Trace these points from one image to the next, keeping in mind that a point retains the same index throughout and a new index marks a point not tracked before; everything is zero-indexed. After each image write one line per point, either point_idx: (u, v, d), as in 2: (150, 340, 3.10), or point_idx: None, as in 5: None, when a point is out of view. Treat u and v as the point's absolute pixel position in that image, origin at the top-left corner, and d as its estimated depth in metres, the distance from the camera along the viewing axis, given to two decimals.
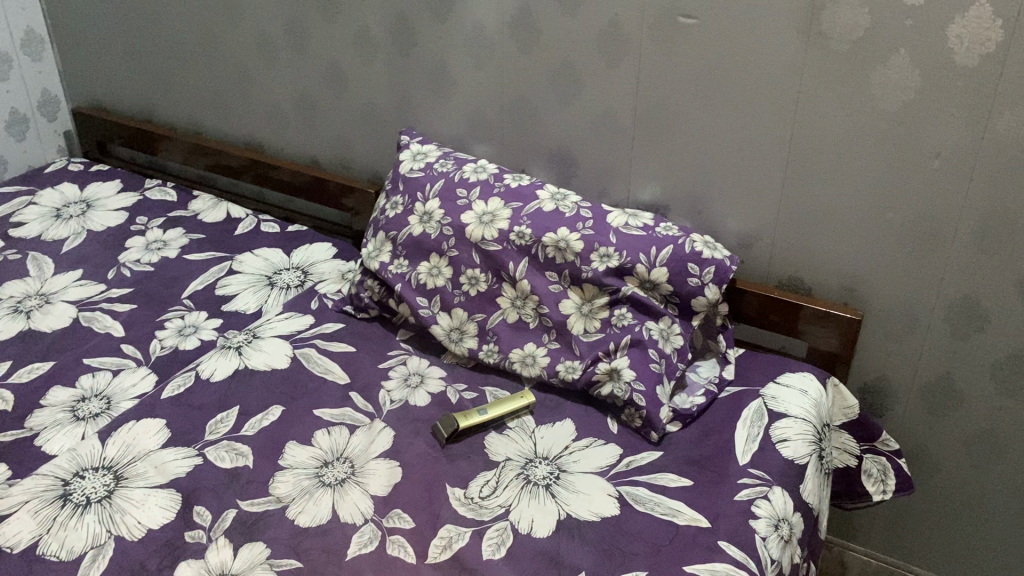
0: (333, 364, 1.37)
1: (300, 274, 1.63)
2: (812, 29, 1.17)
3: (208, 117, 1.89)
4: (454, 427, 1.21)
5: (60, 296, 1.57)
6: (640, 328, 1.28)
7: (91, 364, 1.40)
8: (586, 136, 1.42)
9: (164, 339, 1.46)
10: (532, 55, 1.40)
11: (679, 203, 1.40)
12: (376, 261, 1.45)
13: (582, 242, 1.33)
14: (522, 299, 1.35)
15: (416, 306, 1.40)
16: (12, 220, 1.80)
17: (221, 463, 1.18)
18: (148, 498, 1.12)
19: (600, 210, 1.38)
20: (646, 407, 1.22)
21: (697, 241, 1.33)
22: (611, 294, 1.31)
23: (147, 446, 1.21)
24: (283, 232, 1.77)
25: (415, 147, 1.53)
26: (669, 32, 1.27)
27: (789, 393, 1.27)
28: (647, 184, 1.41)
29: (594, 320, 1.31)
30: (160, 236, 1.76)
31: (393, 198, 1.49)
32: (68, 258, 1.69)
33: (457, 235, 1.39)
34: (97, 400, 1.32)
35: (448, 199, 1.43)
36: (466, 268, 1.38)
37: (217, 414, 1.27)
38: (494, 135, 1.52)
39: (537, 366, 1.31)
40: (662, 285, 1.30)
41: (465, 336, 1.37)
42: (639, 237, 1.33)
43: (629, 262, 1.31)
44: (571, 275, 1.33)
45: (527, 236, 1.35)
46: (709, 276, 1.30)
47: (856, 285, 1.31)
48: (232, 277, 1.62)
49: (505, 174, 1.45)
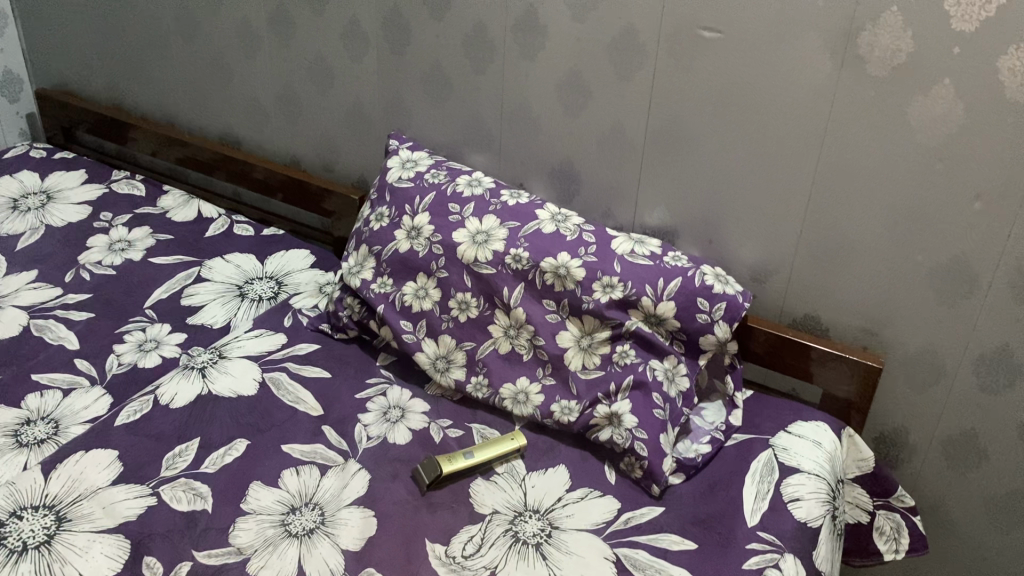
0: (306, 392, 1.26)
1: (274, 285, 1.51)
2: (847, 50, 1.06)
3: (181, 107, 1.75)
4: (435, 473, 1.11)
5: (11, 299, 1.44)
6: (642, 367, 1.17)
7: (40, 380, 1.28)
8: (591, 152, 1.31)
9: (122, 355, 1.33)
10: (535, 61, 1.28)
11: (688, 230, 1.29)
12: (358, 278, 1.34)
13: (584, 269, 1.22)
14: (516, 329, 1.24)
15: (399, 330, 1.28)
16: None
17: (177, 505, 1.07)
18: (92, 546, 1.01)
19: (604, 234, 1.27)
20: (648, 458, 1.12)
21: (709, 273, 1.22)
22: (614, 328, 1.20)
23: (95, 482, 1.09)
24: (258, 236, 1.65)
25: (404, 154, 1.41)
26: (687, 45, 1.16)
27: (801, 445, 1.17)
28: (654, 208, 1.30)
29: (594, 355, 1.20)
30: (124, 235, 1.63)
31: (378, 209, 1.37)
32: (23, 256, 1.56)
33: (447, 255, 1.27)
34: (42, 423, 1.20)
35: (439, 214, 1.31)
36: (456, 291, 1.26)
37: (175, 446, 1.15)
38: (490, 146, 1.40)
39: (529, 404, 1.20)
40: (669, 321, 1.20)
41: (452, 365, 1.26)
42: (645, 266, 1.22)
43: (634, 294, 1.20)
44: (570, 305, 1.22)
45: (524, 260, 1.24)
46: (720, 312, 1.19)
47: (878, 329, 1.21)
48: (200, 286, 1.50)
49: (501, 188, 1.34)
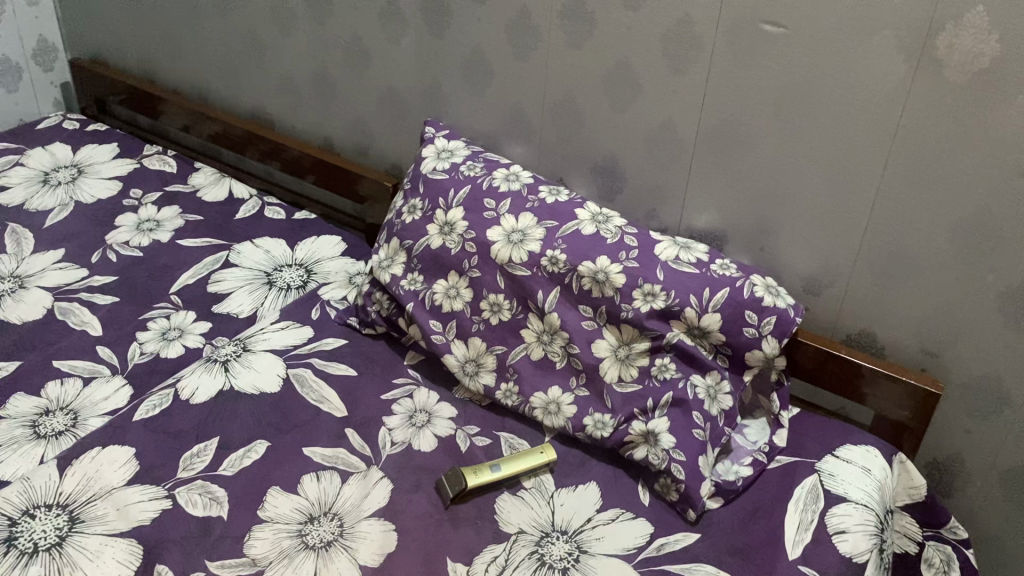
0: (330, 391, 1.21)
1: (303, 273, 1.46)
2: (924, 51, 0.96)
3: (215, 83, 1.70)
4: (461, 487, 1.06)
5: (36, 280, 1.41)
6: (682, 384, 1.11)
7: (61, 368, 1.25)
8: (637, 149, 1.23)
9: (145, 344, 1.30)
10: (581, 50, 1.20)
11: (738, 235, 1.21)
12: (388, 273, 1.28)
13: (624, 275, 1.15)
14: (550, 335, 1.18)
15: (428, 330, 1.22)
16: None
17: (193, 510, 1.03)
18: (104, 550, 0.97)
19: (647, 238, 1.19)
20: (685, 481, 1.05)
21: (758, 284, 1.15)
22: (654, 339, 1.13)
23: (110, 482, 1.05)
24: (289, 220, 1.60)
25: (441, 144, 1.35)
26: (747, 39, 1.07)
27: (849, 472, 1.10)
28: (702, 210, 1.22)
29: (631, 367, 1.14)
30: (153, 215, 1.59)
31: (411, 201, 1.31)
32: (51, 234, 1.53)
33: (481, 253, 1.21)
34: (61, 414, 1.17)
35: (473, 210, 1.25)
36: (488, 292, 1.21)
37: (194, 445, 1.11)
38: (531, 137, 1.33)
39: (561, 416, 1.15)
40: (713, 334, 1.13)
41: (482, 370, 1.20)
42: (690, 275, 1.15)
43: (677, 305, 1.13)
44: (608, 313, 1.15)
45: (562, 262, 1.17)
46: (769, 327, 1.12)
47: (939, 351, 1.12)
48: (227, 271, 1.46)
49: (540, 184, 1.27)
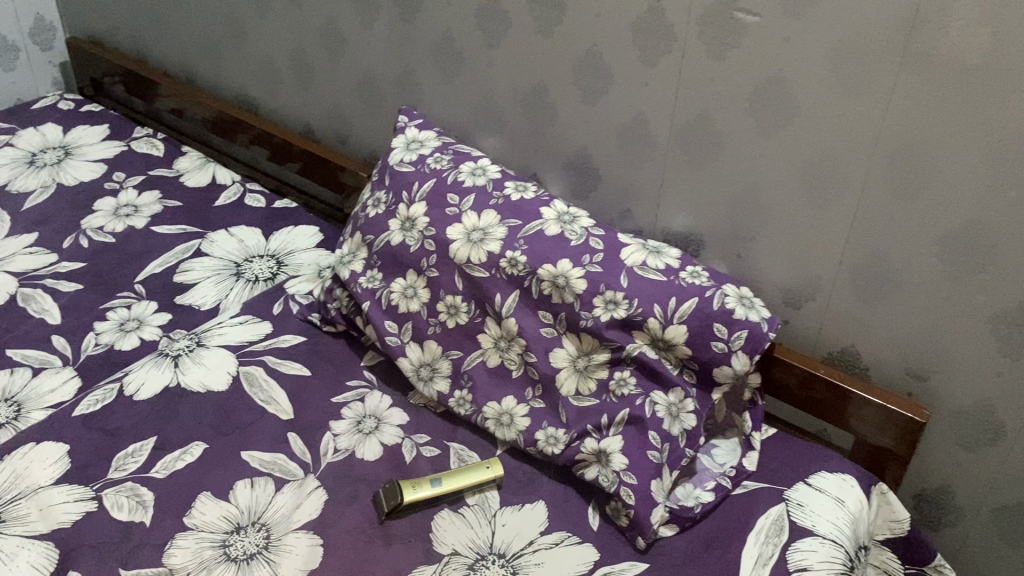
0: (279, 392, 1.16)
1: (274, 265, 1.41)
2: (908, 45, 0.86)
3: (201, 65, 1.66)
4: (396, 501, 1.00)
5: (4, 264, 1.39)
6: (641, 401, 1.03)
7: (13, 357, 1.22)
8: (609, 145, 1.15)
9: (101, 335, 1.26)
10: (550, 37, 1.12)
11: (714, 240, 1.12)
12: (348, 269, 1.22)
13: (586, 280, 1.07)
14: (507, 341, 1.11)
15: (383, 332, 1.17)
16: None
17: (117, 513, 0.99)
18: (19, 553, 0.94)
19: (615, 240, 1.11)
20: (634, 507, 0.97)
21: (730, 295, 1.06)
22: (614, 351, 1.05)
23: (37, 480, 1.02)
24: (268, 208, 1.55)
25: (411, 134, 1.28)
26: (720, 28, 0.97)
27: (820, 503, 1.01)
28: (677, 213, 1.13)
29: (589, 380, 1.06)
30: (132, 200, 1.56)
31: (377, 194, 1.25)
32: (28, 217, 1.51)
33: (439, 252, 1.15)
34: (5, 406, 1.14)
35: (435, 205, 1.18)
36: (445, 293, 1.14)
37: (130, 444, 1.08)
38: (503, 129, 1.25)
39: (513, 428, 1.08)
40: (679, 348, 1.05)
41: (436, 375, 1.14)
42: (656, 282, 1.06)
43: (640, 315, 1.05)
44: (567, 320, 1.08)
45: (521, 264, 1.10)
46: (740, 343, 1.04)
47: (926, 376, 1.03)
48: (197, 261, 1.42)
49: (507, 180, 1.19)
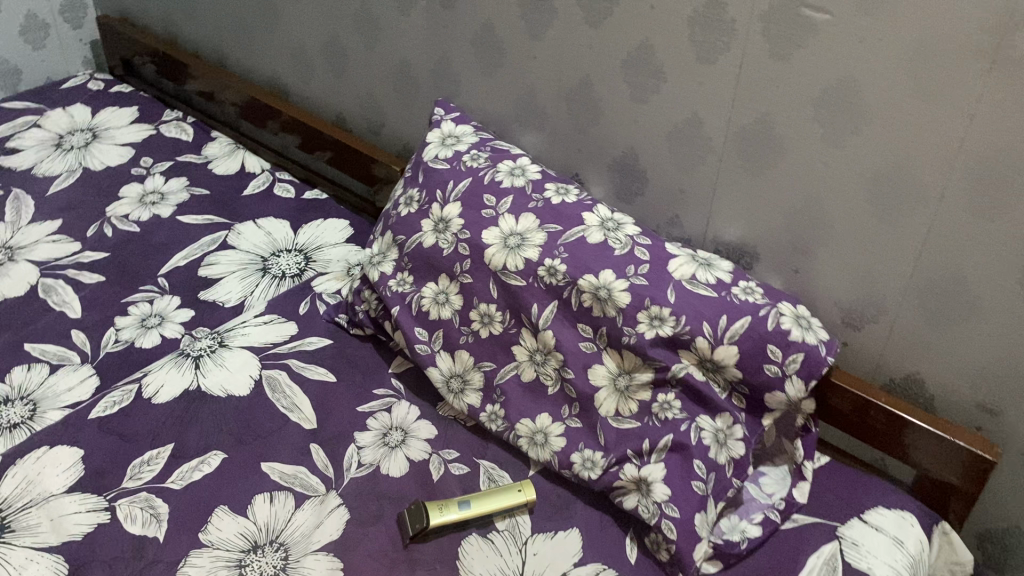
0: (303, 399, 1.11)
1: (302, 260, 1.36)
2: (1001, 50, 0.77)
3: (233, 47, 1.60)
4: (421, 525, 0.94)
5: (27, 253, 1.35)
6: (685, 426, 0.96)
7: (31, 351, 1.18)
8: (659, 148, 1.07)
9: (122, 331, 1.22)
10: (598, 30, 1.04)
11: (770, 253, 1.04)
12: (377, 270, 1.16)
13: (629, 294, 1.00)
14: (543, 355, 1.04)
15: (412, 339, 1.10)
16: (7, 145, 1.59)
17: (130, 526, 0.95)
18: (27, 566, 0.90)
19: (662, 251, 1.04)
20: (676, 542, 0.91)
21: (786, 314, 0.98)
22: (658, 371, 0.98)
23: (49, 488, 0.98)
24: (298, 199, 1.50)
25: (447, 129, 1.21)
26: (786, 26, 0.89)
27: (877, 542, 0.94)
28: (730, 222, 1.06)
29: (630, 401, 0.99)
30: (159, 187, 1.51)
31: (409, 191, 1.19)
32: (52, 203, 1.47)
33: (473, 257, 1.08)
34: (20, 404, 1.10)
35: (470, 206, 1.11)
36: (479, 301, 1.07)
37: (146, 452, 1.03)
38: (545, 125, 1.18)
39: (547, 449, 1.01)
40: (728, 369, 0.97)
41: (467, 388, 1.08)
42: (706, 297, 0.99)
43: (687, 333, 0.97)
44: (609, 336, 1.01)
45: (561, 274, 1.03)
46: (795, 367, 0.96)
47: (998, 410, 0.95)
48: (222, 254, 1.37)
49: (547, 181, 1.12)
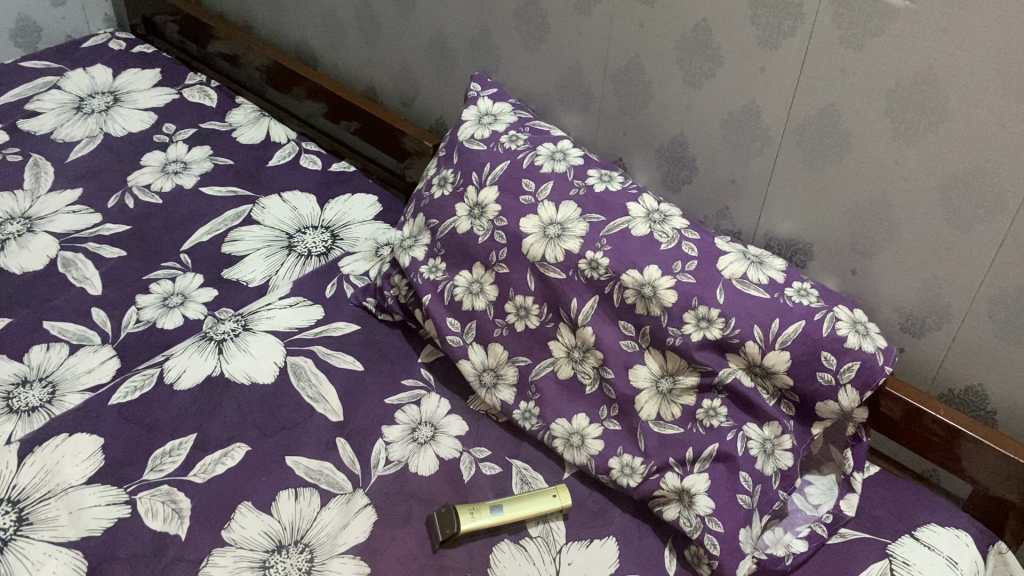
0: (329, 388, 1.07)
1: (328, 237, 1.31)
2: None
3: (259, 10, 1.54)
4: (451, 530, 0.91)
5: (46, 224, 1.31)
6: (732, 435, 0.91)
7: (51, 330, 1.15)
8: (711, 135, 1.00)
9: (143, 310, 1.18)
10: (651, 7, 0.97)
11: (826, 251, 0.98)
12: (408, 255, 1.11)
13: (676, 292, 0.94)
14: (582, 352, 0.99)
15: (443, 329, 1.05)
16: (27, 107, 1.54)
17: (152, 522, 0.91)
18: (46, 561, 0.88)
19: (711, 246, 0.98)
20: (719, 558, 0.87)
21: (843, 320, 0.93)
22: (704, 375, 0.93)
23: (69, 478, 0.95)
24: (325, 172, 1.44)
25: (484, 107, 1.15)
26: (860, 11, 0.82)
27: (930, 563, 0.89)
28: (784, 217, 1.00)
29: (673, 405, 0.94)
30: (182, 155, 1.46)
31: (443, 172, 1.13)
32: (73, 171, 1.42)
33: (510, 245, 1.02)
34: (39, 386, 1.07)
35: (508, 191, 1.05)
36: (515, 293, 1.02)
37: (168, 441, 0.99)
38: (588, 105, 1.12)
39: (584, 451, 0.97)
40: (779, 376, 0.92)
41: (500, 383, 1.03)
42: (757, 299, 0.93)
43: (737, 338, 0.92)
44: (652, 334, 0.95)
45: (604, 268, 0.97)
46: (850, 375, 0.91)
47: None
48: (247, 229, 1.32)
49: (589, 167, 1.06)
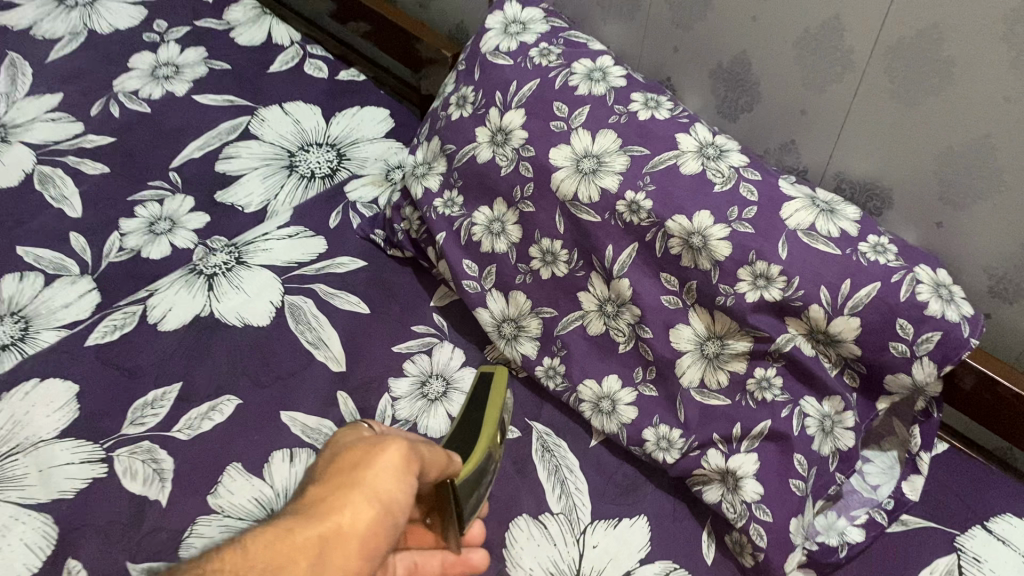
0: (331, 334, 0.95)
1: (334, 157, 1.17)
2: None
3: None
4: (409, 496, 0.57)
5: (23, 134, 1.19)
6: (787, 412, 0.80)
7: (23, 258, 1.04)
8: (782, 53, 0.85)
9: (127, 236, 1.06)
10: None
11: (908, 198, 0.84)
12: (421, 185, 0.99)
13: (730, 243, 0.80)
14: (616, 307, 0.87)
15: (459, 273, 0.94)
16: (18, 24, 1.35)
17: (130, 483, 0.82)
18: (12, 527, 0.79)
19: (774, 189, 0.83)
20: (765, 550, 0.77)
21: (924, 282, 0.78)
22: (759, 341, 0.81)
23: (38, 432, 0.85)
24: (333, 80, 1.29)
25: (512, 13, 1.00)
26: None
27: (1004, 561, 0.78)
28: (859, 156, 0.86)
29: (719, 371, 0.83)
30: (174, 59, 1.30)
31: (463, 89, 0.98)
32: (55, 73, 1.28)
33: (538, 180, 0.89)
34: (11, 321, 0.97)
35: (538, 116, 0.90)
36: (540, 236, 0.89)
37: (150, 390, 0.89)
38: (636, 15, 0.98)
39: (614, 418, 0.87)
40: (846, 346, 0.79)
41: (522, 336, 0.93)
42: (827, 256, 0.79)
43: (800, 301, 0.79)
44: (698, 291, 0.83)
45: (647, 212, 0.83)
46: (928, 348, 0.77)
47: None
48: (244, 144, 1.18)
49: (632, 90, 0.91)
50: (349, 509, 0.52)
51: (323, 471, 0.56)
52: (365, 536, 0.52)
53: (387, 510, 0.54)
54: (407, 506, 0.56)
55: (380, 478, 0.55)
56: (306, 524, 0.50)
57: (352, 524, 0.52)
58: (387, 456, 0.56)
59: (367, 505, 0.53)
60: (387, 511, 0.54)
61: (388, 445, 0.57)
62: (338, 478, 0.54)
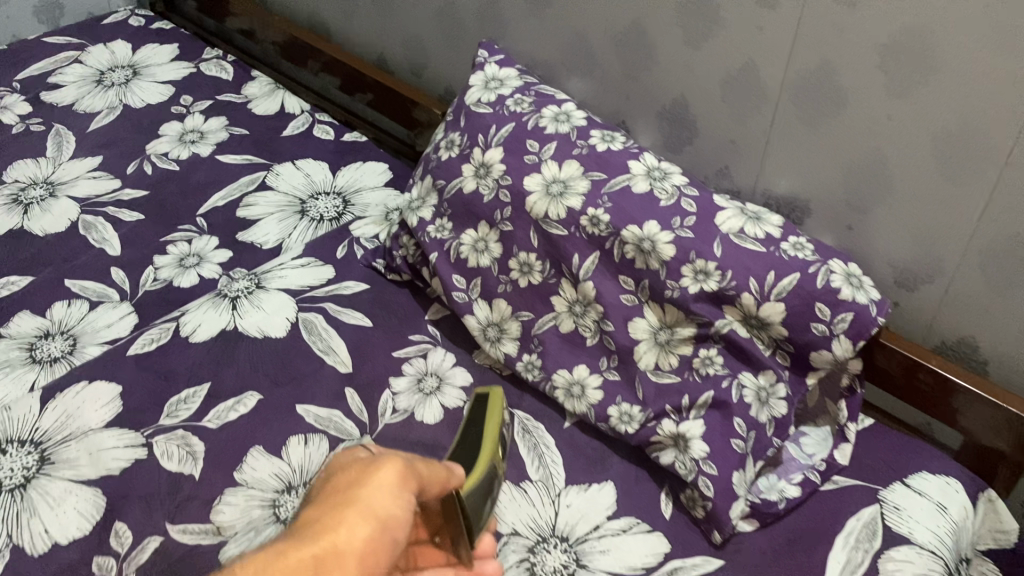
0: (339, 342, 1.10)
1: (340, 203, 1.34)
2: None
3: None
4: (407, 517, 0.55)
5: (68, 189, 1.36)
6: (727, 383, 0.94)
7: (70, 288, 1.19)
8: (712, 94, 1.03)
9: (160, 269, 1.22)
10: None
11: (823, 208, 1.01)
12: (416, 216, 1.15)
13: (675, 245, 0.96)
14: (583, 306, 1.02)
15: (449, 286, 1.10)
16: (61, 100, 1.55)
17: (167, 463, 0.95)
18: (67, 498, 0.92)
19: (710, 202, 1.00)
20: (713, 499, 0.90)
21: (837, 272, 0.93)
22: (702, 326, 0.96)
23: (88, 423, 0.99)
24: (338, 141, 1.48)
25: (491, 72, 1.18)
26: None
27: (920, 507, 0.91)
28: (781, 177, 1.03)
29: (671, 355, 0.97)
30: (198, 126, 1.49)
31: (450, 135, 1.16)
32: (94, 140, 1.46)
33: (514, 204, 1.05)
34: (61, 339, 1.12)
35: (513, 151, 1.07)
36: (518, 250, 1.05)
37: (184, 389, 1.03)
38: (594, 70, 1.16)
39: (584, 401, 1.01)
40: (774, 327, 0.94)
41: (504, 337, 1.08)
42: (755, 253, 0.95)
43: (734, 290, 0.94)
44: (650, 288, 0.98)
45: (605, 224, 0.99)
46: (843, 326, 0.91)
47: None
48: (261, 194, 1.35)
49: (592, 129, 1.08)
50: (345, 526, 0.50)
51: (320, 496, 0.55)
52: (365, 552, 0.50)
53: (384, 524, 0.53)
54: (407, 522, 0.55)
55: (375, 496, 0.53)
56: (301, 544, 0.48)
57: (349, 536, 0.50)
58: (380, 477, 0.55)
59: (362, 520, 0.51)
60: (384, 526, 0.52)
61: (383, 465, 0.57)
62: (333, 498, 0.53)
